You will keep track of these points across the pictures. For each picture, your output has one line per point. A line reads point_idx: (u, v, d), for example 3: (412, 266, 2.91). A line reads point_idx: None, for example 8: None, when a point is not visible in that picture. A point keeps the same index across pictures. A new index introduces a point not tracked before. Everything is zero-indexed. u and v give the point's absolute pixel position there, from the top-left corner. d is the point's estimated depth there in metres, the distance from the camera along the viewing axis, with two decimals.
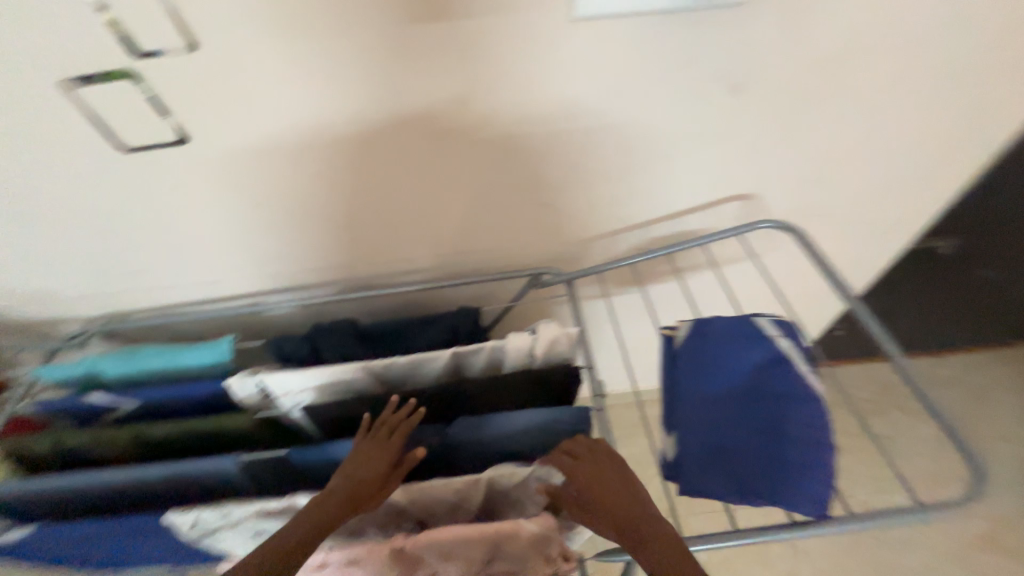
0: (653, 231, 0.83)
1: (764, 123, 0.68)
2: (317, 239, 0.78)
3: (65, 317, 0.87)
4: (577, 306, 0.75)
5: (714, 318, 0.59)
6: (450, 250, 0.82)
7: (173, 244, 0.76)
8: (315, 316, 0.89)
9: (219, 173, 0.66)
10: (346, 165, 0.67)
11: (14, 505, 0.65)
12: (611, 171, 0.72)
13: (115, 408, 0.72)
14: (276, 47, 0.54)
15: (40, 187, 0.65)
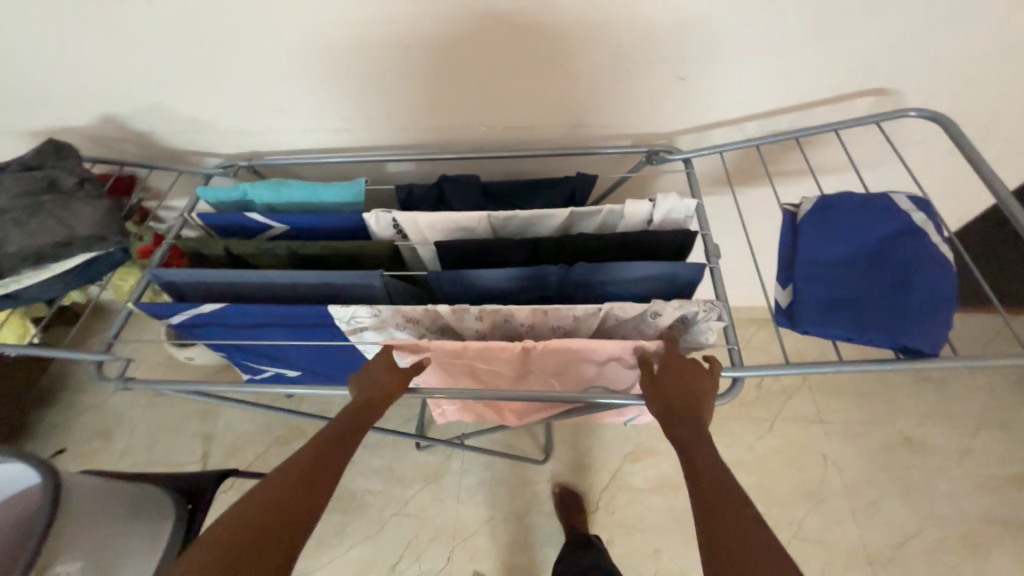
0: (775, 122, 0.82)
1: (940, 0, 0.64)
2: (446, 95, 0.81)
3: (209, 152, 0.96)
4: (695, 180, 0.78)
5: (844, 196, 0.62)
6: (568, 122, 0.84)
7: (316, 87, 0.80)
8: (428, 177, 0.95)
9: (377, 9, 0.68)
10: (494, 9, 0.68)
11: (196, 290, 0.77)
12: (757, 45, 0.71)
13: (269, 228, 0.82)
14: None
15: (216, 6, 0.69)
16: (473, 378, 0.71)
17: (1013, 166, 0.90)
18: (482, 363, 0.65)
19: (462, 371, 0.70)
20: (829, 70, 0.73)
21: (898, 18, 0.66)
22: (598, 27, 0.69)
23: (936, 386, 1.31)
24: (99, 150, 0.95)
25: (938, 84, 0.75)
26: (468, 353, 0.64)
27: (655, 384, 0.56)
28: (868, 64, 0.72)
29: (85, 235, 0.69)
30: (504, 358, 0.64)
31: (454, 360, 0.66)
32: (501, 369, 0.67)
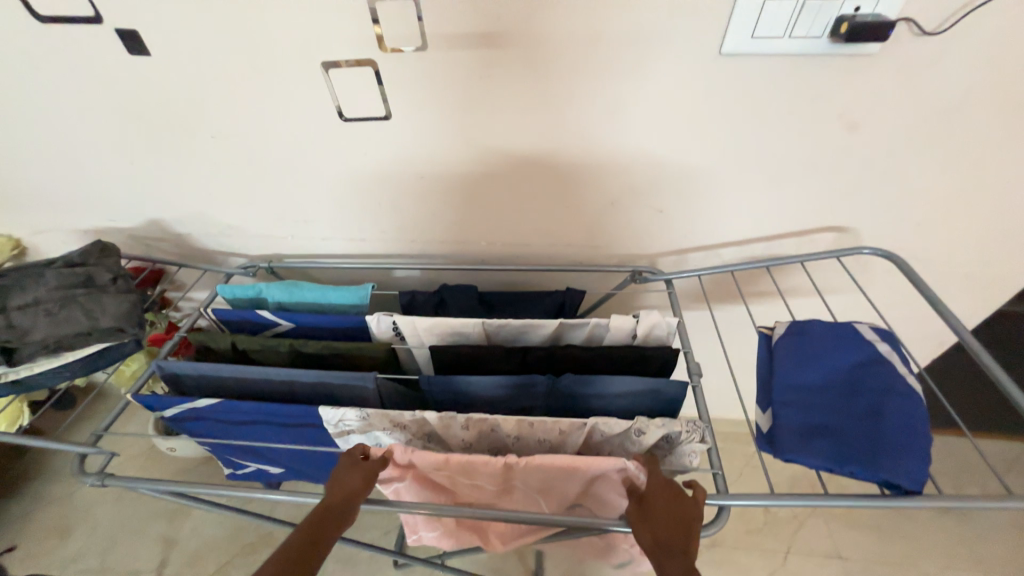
0: (747, 250, 0.91)
1: (874, 162, 0.76)
2: (452, 216, 0.91)
3: (235, 253, 1.05)
4: (676, 299, 0.84)
5: (813, 322, 0.66)
6: (561, 242, 0.94)
7: (340, 205, 0.92)
8: (430, 282, 1.03)
9: (399, 149, 0.81)
10: (497, 153, 0.80)
11: (194, 383, 0.80)
12: (725, 189, 0.82)
13: (276, 325, 0.87)
14: (481, 53, 0.68)
15: (265, 143, 0.83)
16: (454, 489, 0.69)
17: (977, 297, 0.96)
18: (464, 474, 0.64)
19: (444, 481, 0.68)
20: (789, 209, 0.83)
21: (841, 173, 0.78)
22: (585, 169, 0.81)
23: (959, 521, 1.21)
24: (138, 247, 1.06)
25: (888, 226, 0.84)
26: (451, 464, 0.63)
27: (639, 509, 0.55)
28: (822, 206, 0.82)
29: (104, 325, 0.75)
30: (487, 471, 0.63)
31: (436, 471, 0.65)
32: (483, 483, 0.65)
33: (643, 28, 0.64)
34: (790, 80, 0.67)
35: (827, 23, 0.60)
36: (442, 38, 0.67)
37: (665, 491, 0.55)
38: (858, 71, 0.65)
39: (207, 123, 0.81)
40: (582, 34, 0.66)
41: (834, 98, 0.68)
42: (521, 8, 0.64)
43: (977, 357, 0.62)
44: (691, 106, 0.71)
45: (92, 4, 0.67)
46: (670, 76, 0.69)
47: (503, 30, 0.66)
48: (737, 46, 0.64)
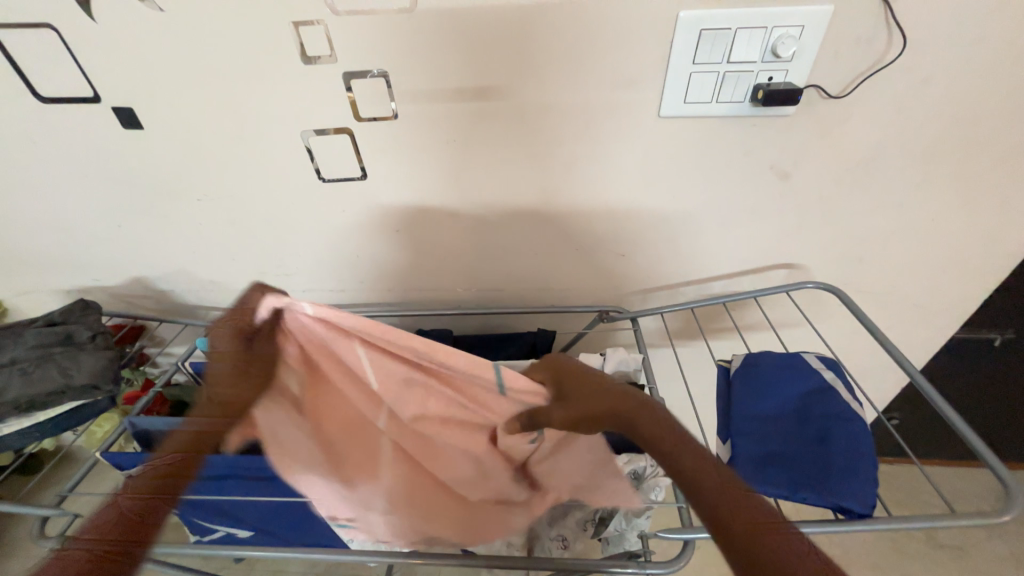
0: (707, 288, 0.96)
1: (809, 206, 0.83)
2: (428, 266, 0.96)
3: (217, 306, 1.08)
4: (641, 335, 0.88)
5: (764, 354, 0.70)
6: (532, 286, 0.98)
7: (320, 257, 0.96)
8: (409, 329, 1.06)
9: (374, 206, 0.87)
10: (465, 206, 0.86)
11: (166, 438, 0.79)
12: (678, 233, 0.88)
13: None
14: (447, 121, 0.76)
15: (248, 203, 0.88)
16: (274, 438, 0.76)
17: (926, 327, 1.01)
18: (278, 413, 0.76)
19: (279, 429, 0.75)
20: (739, 250, 0.90)
21: (780, 217, 0.85)
22: (548, 219, 0.87)
23: (947, 556, 1.20)
24: (120, 304, 1.08)
25: (832, 262, 0.91)
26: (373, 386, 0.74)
27: (734, 502, 0.48)
28: (769, 246, 0.89)
29: (79, 383, 0.75)
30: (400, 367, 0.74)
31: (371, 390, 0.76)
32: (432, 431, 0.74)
33: (588, 97, 0.73)
34: (723, 137, 0.75)
35: (747, 90, 0.68)
36: (411, 108, 0.75)
37: (742, 498, 0.49)
38: (781, 130, 0.74)
39: (194, 186, 0.86)
40: (536, 103, 0.74)
41: (763, 151, 0.77)
42: (480, 82, 0.72)
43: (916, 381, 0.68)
44: (639, 161, 0.79)
45: (92, 86, 0.74)
46: (618, 136, 0.76)
47: (465, 100, 0.74)
48: (673, 110, 0.72)
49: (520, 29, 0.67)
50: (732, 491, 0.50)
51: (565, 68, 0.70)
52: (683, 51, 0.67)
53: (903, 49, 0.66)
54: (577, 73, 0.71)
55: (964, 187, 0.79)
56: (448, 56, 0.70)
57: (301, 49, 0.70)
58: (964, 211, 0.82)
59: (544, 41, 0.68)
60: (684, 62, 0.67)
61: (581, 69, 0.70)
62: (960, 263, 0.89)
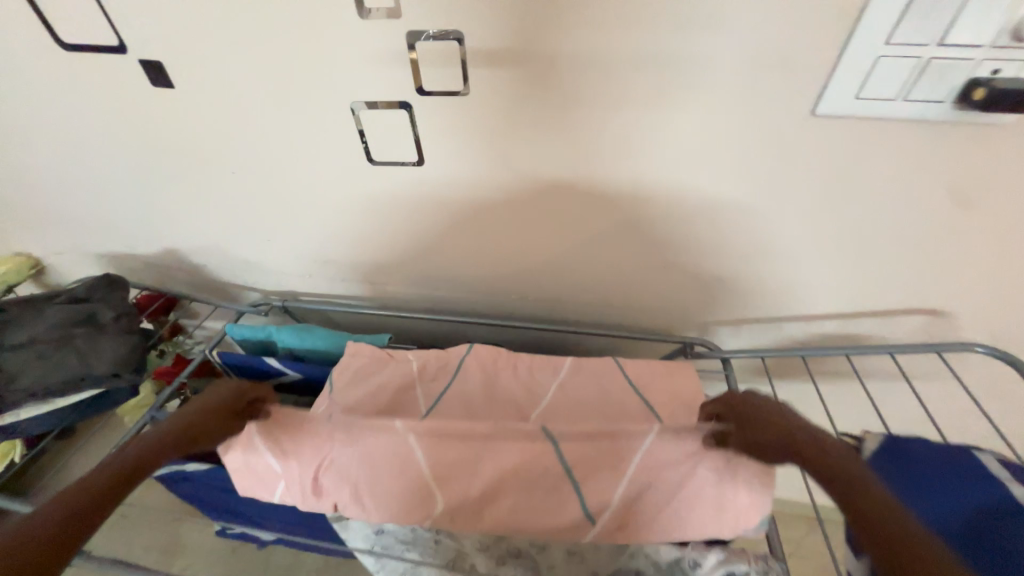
0: (814, 325, 0.80)
1: (985, 244, 0.63)
2: (485, 264, 0.83)
3: (251, 287, 1.00)
4: (734, 380, 0.73)
5: (913, 441, 0.55)
6: (601, 300, 0.85)
7: (362, 247, 0.85)
8: (453, 335, 0.95)
9: (428, 195, 0.74)
10: (536, 206, 0.72)
11: None
12: (794, 259, 0.71)
13: (283, 375, 0.81)
14: (528, 101, 0.61)
15: (288, 181, 0.77)
16: (351, 390, 0.69)
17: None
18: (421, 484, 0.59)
19: (307, 460, 0.60)
20: (873, 286, 0.72)
21: (940, 255, 0.66)
22: (631, 228, 0.73)
23: None
24: (153, 274, 1.02)
25: (994, 314, 0.71)
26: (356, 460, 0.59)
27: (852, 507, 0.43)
28: (912, 286, 0.70)
29: (99, 372, 0.69)
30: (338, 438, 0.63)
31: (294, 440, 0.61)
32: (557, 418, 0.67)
33: (717, 84, 0.55)
34: (894, 146, 0.56)
35: (956, 87, 0.49)
36: (483, 82, 0.59)
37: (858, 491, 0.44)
38: (980, 144, 0.54)
39: (230, 158, 0.76)
40: (645, 89, 0.57)
41: (943, 170, 0.57)
42: (577, 56, 0.56)
43: None
44: (764, 171, 0.62)
45: (118, 37, 0.63)
46: (741, 138, 0.59)
47: (555, 76, 0.58)
48: (837, 109, 0.54)
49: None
50: (851, 502, 0.44)
51: (695, 43, 0.53)
52: (875, 26, 0.48)
53: None
54: (709, 51, 0.53)
55: None
56: (541, 19, 0.54)
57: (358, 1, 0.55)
58: None
59: (671, 8, 0.51)
60: (874, 42, 0.48)
61: (717, 46, 0.53)
62: None
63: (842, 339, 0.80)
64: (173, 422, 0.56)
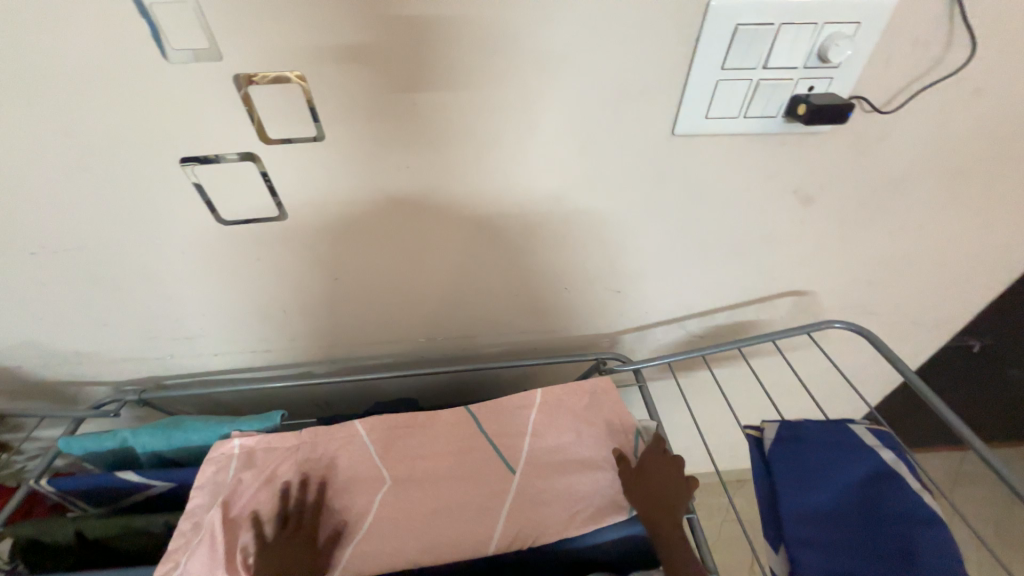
0: (710, 319, 0.85)
1: (829, 231, 0.71)
2: (384, 314, 0.76)
3: (94, 382, 0.81)
4: (648, 392, 0.73)
5: (804, 425, 0.59)
6: (514, 330, 0.82)
7: (232, 315, 0.73)
8: (362, 393, 0.85)
9: (301, 248, 0.66)
10: (426, 245, 0.67)
11: None
12: (683, 266, 0.75)
13: (146, 490, 0.66)
14: (394, 142, 0.56)
15: (115, 254, 0.63)
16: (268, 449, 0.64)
17: (934, 345, 0.94)
18: (367, 475, 0.63)
19: (274, 476, 0.62)
20: (749, 279, 0.78)
21: (797, 246, 0.73)
22: (529, 256, 0.71)
23: None
24: None
25: (845, 288, 0.81)
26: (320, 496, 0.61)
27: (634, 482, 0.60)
28: (781, 274, 0.78)
29: None
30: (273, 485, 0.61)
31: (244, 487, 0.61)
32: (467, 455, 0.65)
33: (584, 114, 0.56)
34: (743, 157, 0.61)
35: (783, 103, 0.54)
36: (340, 125, 0.54)
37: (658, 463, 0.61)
38: (808, 149, 0.61)
39: (23, 238, 0.59)
40: (515, 124, 0.56)
41: (786, 173, 0.63)
42: (437, 93, 0.53)
43: (962, 433, 0.58)
44: (642, 190, 0.64)
45: None
46: (616, 163, 0.60)
47: (419, 115, 0.54)
48: (692, 127, 0.56)
49: (492, 25, 0.49)
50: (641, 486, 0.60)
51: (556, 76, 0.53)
52: (713, 50, 0.51)
53: (971, 56, 0.53)
54: (570, 83, 0.53)
55: (995, 209, 0.69)
56: (391, 58, 0.50)
57: (173, 57, 0.47)
58: (989, 235, 0.73)
59: (521, 44, 0.50)
60: (711, 67, 0.51)
61: (577, 79, 0.53)
62: (978, 286, 0.81)
63: (735, 327, 0.86)
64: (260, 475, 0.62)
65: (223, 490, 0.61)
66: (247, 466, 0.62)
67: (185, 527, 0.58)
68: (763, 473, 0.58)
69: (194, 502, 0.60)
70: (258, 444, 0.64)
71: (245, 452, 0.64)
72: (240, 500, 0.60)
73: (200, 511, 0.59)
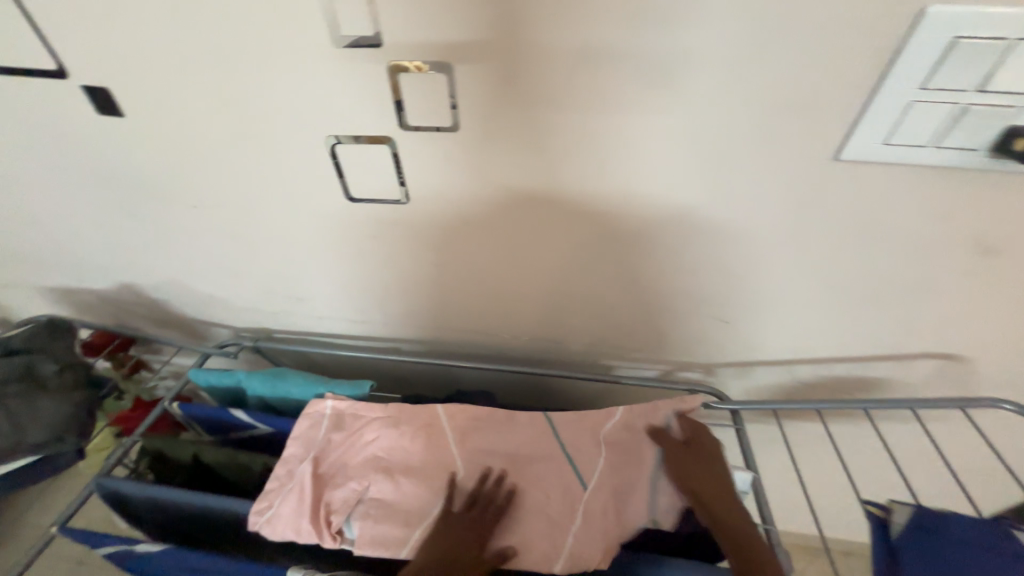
0: (826, 368, 0.75)
1: (1011, 293, 0.59)
2: (478, 304, 0.78)
3: (219, 323, 0.92)
4: (746, 437, 0.66)
5: (948, 517, 0.50)
6: (602, 341, 0.80)
7: (341, 284, 0.78)
8: (442, 377, 0.88)
9: (414, 231, 0.68)
10: (532, 243, 0.67)
11: (141, 504, 0.65)
12: (807, 305, 0.67)
13: (252, 429, 0.73)
14: (524, 138, 0.55)
15: (256, 216, 0.69)
16: (354, 415, 0.68)
17: None
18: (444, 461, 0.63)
19: (356, 442, 0.65)
20: (888, 332, 0.67)
21: (963, 304, 0.62)
22: (635, 269, 0.68)
23: None
24: (110, 309, 0.93)
25: (1016, 361, 0.67)
26: (395, 472, 0.62)
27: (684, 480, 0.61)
28: (930, 332, 0.66)
29: (34, 440, 0.63)
30: (355, 451, 0.64)
31: (329, 447, 0.65)
32: (540, 462, 0.63)
33: (732, 129, 0.51)
34: (919, 191, 0.52)
35: (992, 134, 0.45)
36: (476, 117, 0.54)
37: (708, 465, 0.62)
38: (1010, 193, 0.50)
39: (189, 192, 0.67)
40: (653, 133, 0.53)
41: (971, 218, 0.53)
42: (577, 94, 0.51)
43: None
44: (778, 218, 0.58)
45: (56, 59, 0.55)
46: (756, 185, 0.55)
47: (554, 113, 0.53)
48: (862, 153, 0.49)
49: (651, 27, 0.46)
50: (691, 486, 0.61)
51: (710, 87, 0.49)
52: (913, 65, 0.43)
53: None
54: (724, 94, 0.49)
55: None
56: (539, 53, 0.49)
57: (338, 40, 0.50)
58: None
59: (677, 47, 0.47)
60: (905, 84, 0.44)
61: (733, 91, 0.49)
62: None
63: (856, 382, 0.76)
64: (344, 440, 0.65)
65: (313, 445, 0.65)
66: (334, 427, 0.66)
67: (280, 473, 0.63)
68: (885, 561, 0.51)
69: (289, 451, 0.65)
70: (348, 409, 0.68)
71: (335, 414, 0.68)
72: (327, 458, 0.64)
73: (293, 460, 0.64)
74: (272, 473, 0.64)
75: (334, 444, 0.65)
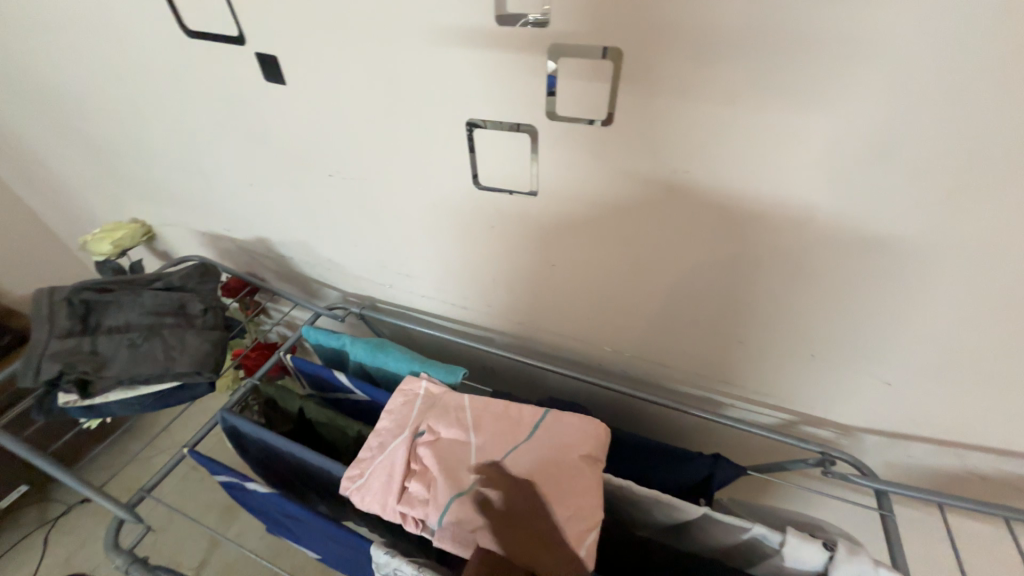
0: (1013, 459, 0.60)
1: None
2: (584, 311, 0.73)
3: (331, 286, 0.97)
4: (893, 527, 0.54)
5: None
6: (716, 372, 0.71)
7: (449, 268, 0.78)
8: (530, 375, 0.86)
9: (534, 226, 0.65)
10: (661, 256, 0.61)
11: (253, 444, 0.72)
12: (1003, 377, 0.54)
13: (350, 394, 0.76)
14: (686, 139, 0.49)
15: (384, 193, 0.70)
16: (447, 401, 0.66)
17: None
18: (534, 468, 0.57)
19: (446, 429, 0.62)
20: None
21: None
22: (776, 304, 0.60)
23: None
24: (244, 258, 1.03)
25: None
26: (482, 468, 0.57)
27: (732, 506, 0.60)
28: None
29: (179, 369, 0.71)
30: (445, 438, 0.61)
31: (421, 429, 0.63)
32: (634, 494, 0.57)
33: (968, 153, 0.41)
34: None
35: None
36: (634, 111, 0.48)
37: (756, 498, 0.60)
38: None
39: (328, 162, 0.70)
40: (851, 148, 0.44)
41: None
42: (766, 94, 0.43)
43: None
44: (997, 266, 0.47)
45: (238, 26, 0.59)
46: (978, 223, 0.45)
47: (730, 114, 0.45)
48: None
49: (891, 19, 0.37)
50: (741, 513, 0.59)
51: (951, 97, 0.39)
52: None
53: None
54: (971, 107, 0.39)
55: None
56: (731, 43, 0.41)
57: (501, 18, 0.46)
58: None
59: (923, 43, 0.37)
60: None
61: (984, 105, 0.38)
62: None
63: None
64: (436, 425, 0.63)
65: (406, 423, 0.64)
66: (427, 409, 0.65)
67: (373, 444, 0.64)
68: None
69: (384, 424, 0.66)
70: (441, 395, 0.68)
71: (428, 397, 0.67)
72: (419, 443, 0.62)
73: (386, 433, 0.64)
74: (366, 443, 0.65)
75: (425, 426, 0.63)
